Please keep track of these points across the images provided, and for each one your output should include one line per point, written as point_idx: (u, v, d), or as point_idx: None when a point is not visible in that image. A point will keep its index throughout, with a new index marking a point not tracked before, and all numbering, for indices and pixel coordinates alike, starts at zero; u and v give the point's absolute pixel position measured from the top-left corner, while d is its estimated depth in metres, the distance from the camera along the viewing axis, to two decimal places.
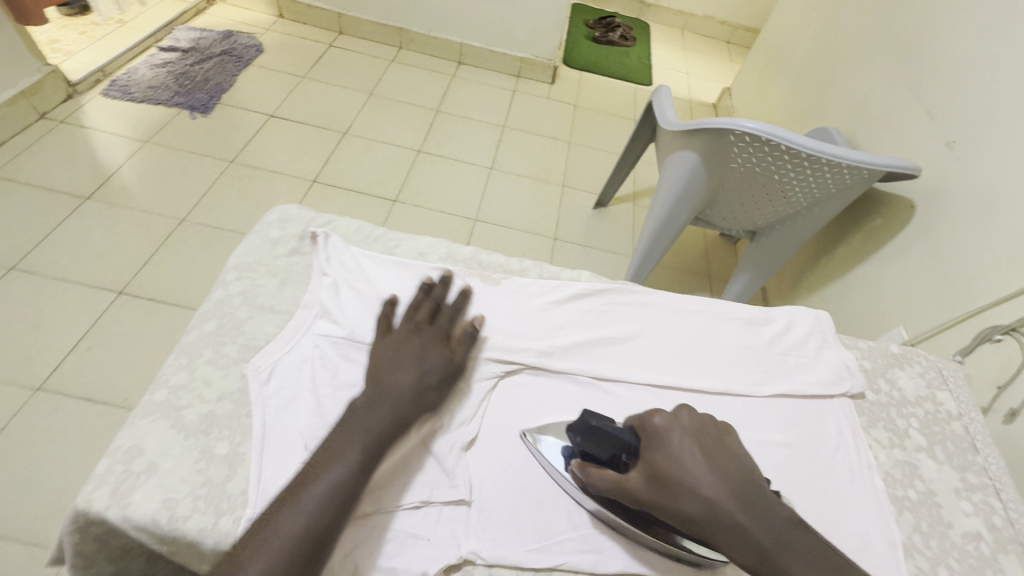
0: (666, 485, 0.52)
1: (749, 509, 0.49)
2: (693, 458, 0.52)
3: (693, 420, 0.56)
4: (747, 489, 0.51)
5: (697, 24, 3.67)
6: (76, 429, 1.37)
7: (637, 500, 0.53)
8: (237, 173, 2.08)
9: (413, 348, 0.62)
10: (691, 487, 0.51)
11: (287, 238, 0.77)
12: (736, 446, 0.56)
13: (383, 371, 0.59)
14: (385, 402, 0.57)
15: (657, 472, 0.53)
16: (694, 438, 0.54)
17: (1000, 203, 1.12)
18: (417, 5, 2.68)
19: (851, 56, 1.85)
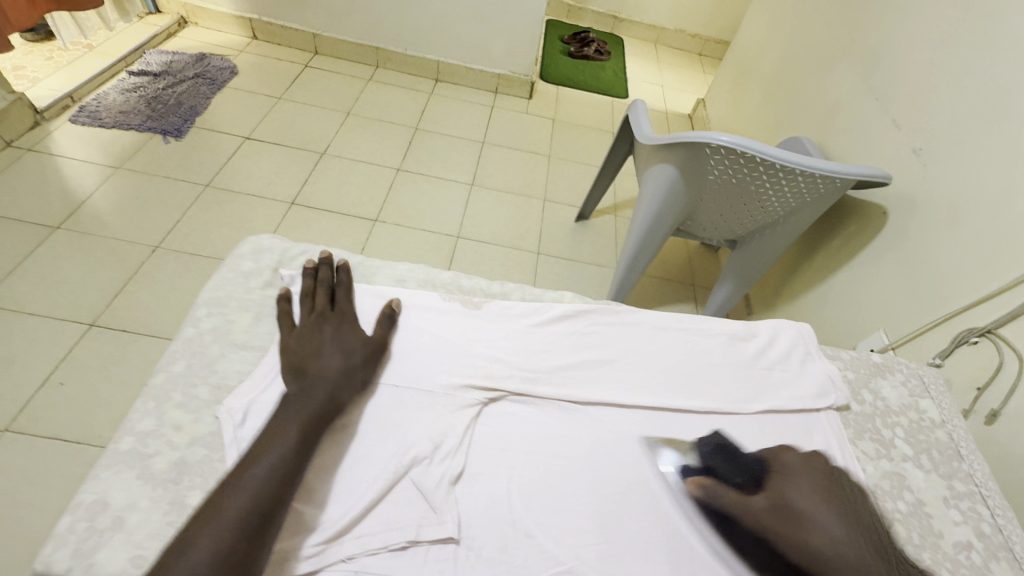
0: (793, 513, 0.58)
1: (874, 558, 0.55)
2: (820, 497, 0.60)
3: (826, 468, 0.66)
4: (866, 531, 0.58)
5: (670, 38, 3.75)
6: (48, 469, 1.30)
7: (762, 523, 0.58)
8: (214, 197, 2.04)
9: (328, 337, 0.64)
10: (818, 522, 0.57)
11: (260, 269, 0.75)
12: (857, 495, 0.64)
13: (302, 360, 0.61)
14: (312, 387, 0.58)
15: (788, 501, 0.59)
16: (824, 481, 0.63)
17: (968, 209, 1.15)
18: (393, 24, 2.69)
19: (819, 68, 1.90)
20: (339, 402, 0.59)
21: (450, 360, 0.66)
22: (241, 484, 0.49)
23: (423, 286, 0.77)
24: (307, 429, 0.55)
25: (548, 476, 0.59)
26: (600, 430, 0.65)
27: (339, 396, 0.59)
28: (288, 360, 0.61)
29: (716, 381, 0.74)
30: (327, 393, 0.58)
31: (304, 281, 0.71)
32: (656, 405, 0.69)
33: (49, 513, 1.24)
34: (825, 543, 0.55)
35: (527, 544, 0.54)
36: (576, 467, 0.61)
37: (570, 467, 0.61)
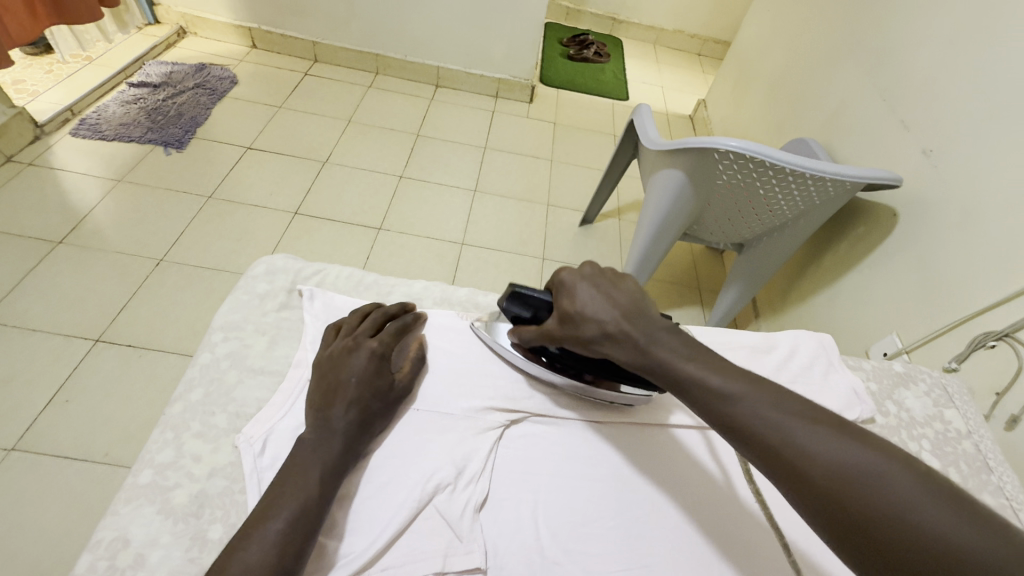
0: (570, 321, 0.61)
1: (644, 345, 0.56)
2: (592, 305, 0.59)
3: (593, 269, 0.63)
4: (634, 312, 0.58)
5: (669, 39, 3.74)
6: (54, 487, 1.29)
7: (557, 339, 0.63)
8: (216, 209, 2.03)
9: (368, 346, 0.61)
10: (591, 317, 0.59)
11: (275, 291, 0.74)
12: (628, 286, 0.61)
13: (340, 368, 0.59)
14: (344, 398, 0.56)
15: (565, 312, 0.62)
16: (591, 281, 0.62)
17: (982, 210, 1.14)
18: (392, 31, 2.68)
19: (822, 68, 1.89)
20: (368, 422, 0.57)
21: (471, 382, 0.65)
22: (272, 518, 0.47)
23: (440, 304, 0.76)
24: (342, 452, 0.53)
25: (573, 501, 0.58)
26: (624, 450, 0.64)
27: (369, 416, 0.57)
28: (324, 371, 0.59)
29: None
30: (357, 409, 0.56)
31: (343, 307, 0.70)
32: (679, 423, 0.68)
33: (58, 533, 1.23)
34: (605, 340, 0.58)
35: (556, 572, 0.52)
36: (602, 490, 0.59)
37: (596, 489, 0.59)
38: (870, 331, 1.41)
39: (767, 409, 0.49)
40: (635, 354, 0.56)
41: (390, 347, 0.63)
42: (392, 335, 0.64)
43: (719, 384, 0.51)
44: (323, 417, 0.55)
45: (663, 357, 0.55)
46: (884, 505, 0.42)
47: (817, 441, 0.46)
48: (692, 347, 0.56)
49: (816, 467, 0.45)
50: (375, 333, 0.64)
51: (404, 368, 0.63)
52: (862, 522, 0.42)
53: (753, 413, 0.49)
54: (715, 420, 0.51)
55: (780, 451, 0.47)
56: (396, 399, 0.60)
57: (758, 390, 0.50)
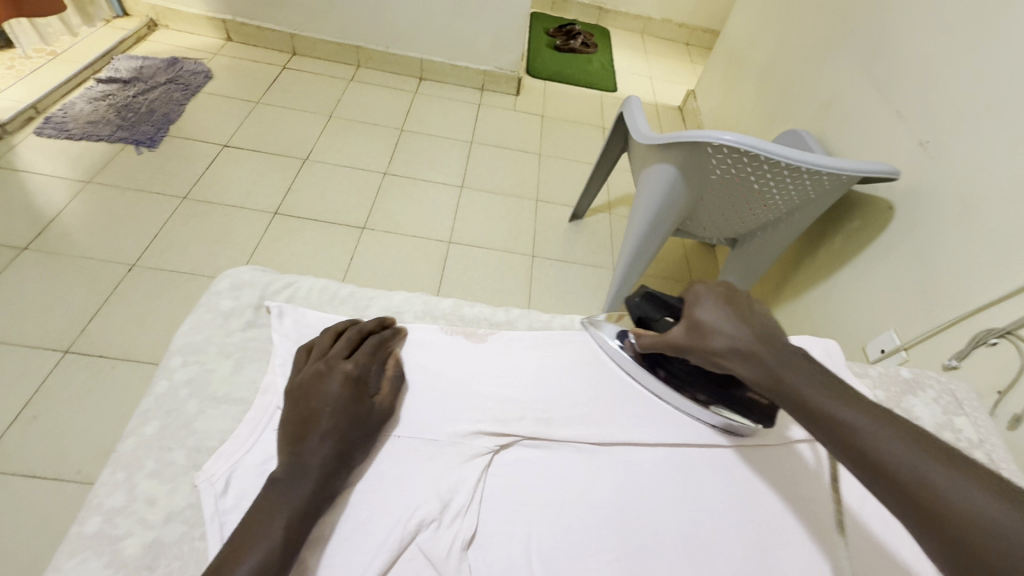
0: (697, 333, 0.61)
1: (773, 365, 0.56)
2: (723, 319, 0.60)
3: (731, 290, 0.64)
4: (765, 334, 0.58)
5: (656, 28, 3.69)
6: (23, 509, 1.22)
7: (679, 350, 0.63)
8: (191, 210, 1.95)
9: (341, 369, 0.56)
10: (719, 331, 0.60)
11: (241, 308, 0.69)
12: (763, 313, 0.62)
13: (312, 395, 0.53)
14: (320, 430, 0.51)
15: (692, 324, 0.62)
16: (721, 296, 0.62)
17: (980, 205, 1.11)
18: (373, 21, 2.59)
19: (814, 58, 1.85)
20: (349, 455, 0.52)
21: (456, 403, 0.60)
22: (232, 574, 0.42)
23: (422, 317, 0.71)
24: (318, 490, 0.48)
25: (569, 534, 0.53)
26: (623, 473, 0.59)
27: (350, 448, 0.52)
28: (297, 399, 0.54)
29: None
30: (335, 441, 0.51)
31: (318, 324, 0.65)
32: (682, 441, 0.63)
33: (26, 557, 1.16)
34: (732, 355, 0.58)
35: None
36: (599, 520, 0.55)
37: (593, 519, 0.55)
38: (866, 327, 1.38)
39: (892, 440, 0.48)
40: (762, 372, 0.56)
41: (367, 368, 0.58)
42: (366, 355, 0.59)
43: (847, 417, 0.51)
44: (297, 453, 0.50)
45: (792, 381, 0.55)
46: (1023, 556, 0.40)
47: (955, 486, 0.44)
48: (824, 377, 0.55)
49: (956, 510, 0.43)
50: (351, 353, 0.59)
51: (382, 390, 0.58)
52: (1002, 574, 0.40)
53: (883, 448, 0.48)
54: (840, 450, 0.50)
55: (910, 485, 0.46)
56: (379, 427, 0.55)
57: (895, 426, 0.50)
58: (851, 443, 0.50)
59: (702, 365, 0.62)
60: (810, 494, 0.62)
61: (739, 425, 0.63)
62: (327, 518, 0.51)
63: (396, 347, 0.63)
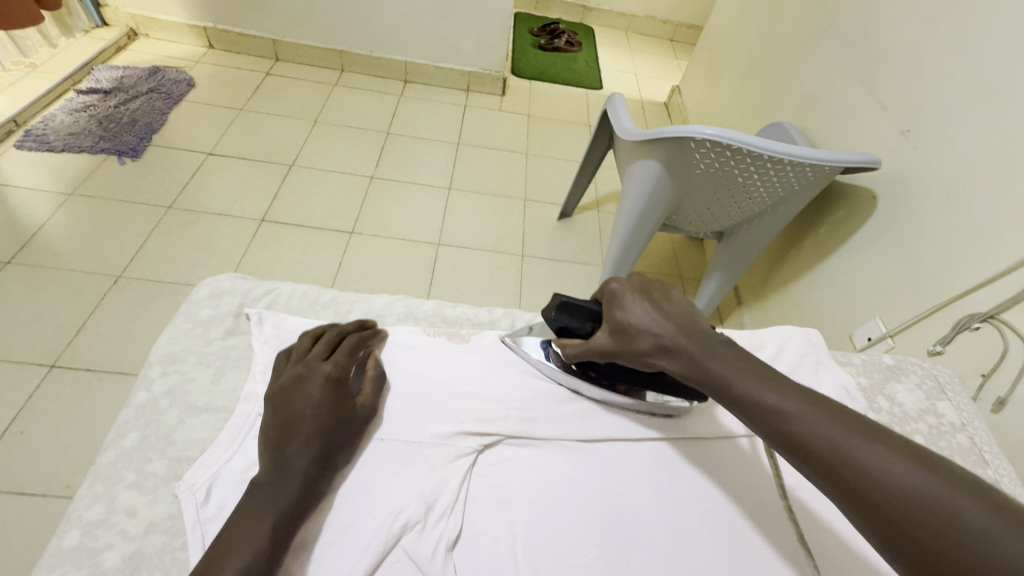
0: (625, 336, 0.59)
1: (702, 359, 0.55)
2: (645, 317, 0.58)
3: (644, 281, 0.62)
4: (687, 327, 0.57)
5: (640, 25, 3.70)
6: (11, 526, 1.21)
7: (609, 355, 0.61)
8: (177, 219, 1.93)
9: (321, 372, 0.56)
10: (644, 331, 0.58)
11: (221, 316, 0.69)
12: (678, 300, 0.61)
13: (293, 399, 0.54)
14: (304, 432, 0.51)
15: (616, 327, 0.60)
16: (639, 293, 0.60)
17: (962, 191, 1.12)
18: (356, 25, 2.58)
19: (797, 51, 1.86)
20: (334, 455, 0.52)
21: (439, 405, 0.60)
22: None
23: (403, 319, 0.70)
24: (304, 492, 0.48)
25: (556, 530, 0.53)
26: (609, 468, 0.59)
27: (334, 449, 0.52)
28: (279, 403, 0.54)
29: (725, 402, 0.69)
30: (320, 442, 0.51)
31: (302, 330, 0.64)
32: (666, 435, 0.64)
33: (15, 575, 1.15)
34: (661, 354, 0.57)
35: None
36: (585, 515, 0.55)
37: (579, 515, 0.55)
38: (853, 315, 1.39)
39: (820, 422, 0.49)
40: (691, 367, 0.55)
41: (346, 370, 0.58)
42: (346, 357, 0.59)
43: (775, 403, 0.51)
44: (280, 457, 0.50)
45: (721, 373, 0.54)
46: (943, 520, 0.42)
47: (881, 463, 0.46)
48: (749, 362, 0.55)
49: (883, 483, 0.45)
50: (330, 356, 0.59)
51: (364, 391, 0.58)
52: (925, 542, 0.42)
53: (808, 430, 0.49)
54: (772, 436, 0.51)
55: (839, 466, 0.47)
56: (362, 427, 0.55)
57: (822, 407, 0.50)
58: (780, 428, 0.51)
59: (635, 367, 0.60)
60: (749, 475, 0.63)
61: (678, 408, 0.63)
62: (313, 522, 0.50)
63: (375, 349, 0.63)
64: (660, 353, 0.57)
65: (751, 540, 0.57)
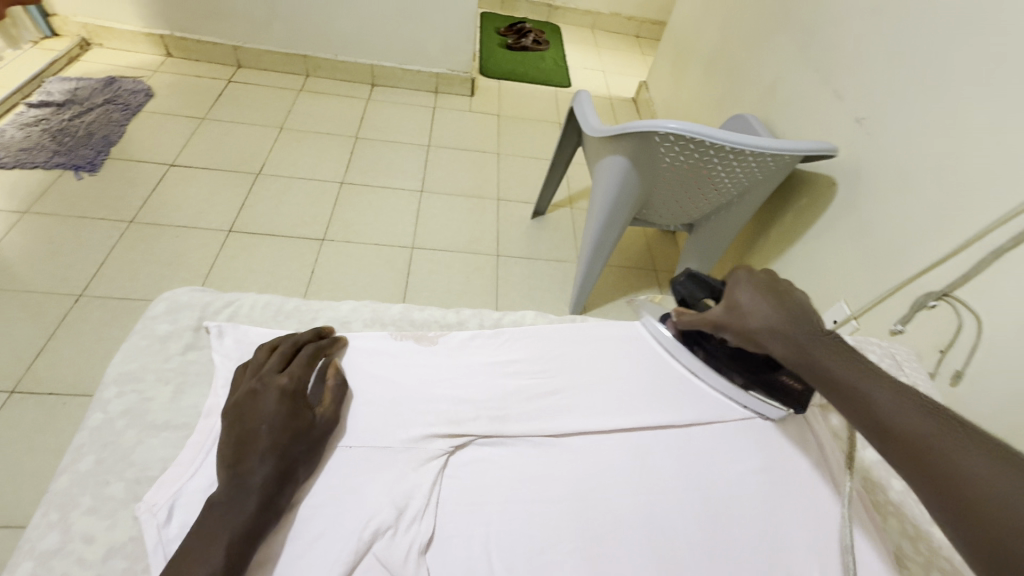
0: (735, 311, 0.65)
1: (804, 345, 0.58)
2: (758, 301, 0.63)
3: (775, 276, 0.66)
4: (795, 315, 0.61)
5: (606, 22, 3.74)
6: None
7: (717, 327, 0.67)
8: (140, 233, 1.88)
9: (276, 385, 0.54)
10: (754, 312, 0.63)
11: (179, 331, 0.67)
12: (801, 299, 0.63)
13: (246, 413, 0.52)
14: (258, 446, 0.50)
15: (729, 302, 0.66)
16: (757, 279, 0.66)
17: (914, 175, 1.16)
18: (319, 29, 2.55)
19: (755, 43, 1.91)
20: (291, 468, 0.51)
21: (408, 410, 0.59)
22: None
23: (370, 325, 0.70)
24: (261, 506, 0.47)
25: (529, 528, 0.53)
26: (581, 463, 0.59)
27: (290, 462, 0.51)
28: (231, 418, 0.53)
29: (693, 390, 0.69)
30: (275, 456, 0.50)
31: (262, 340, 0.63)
32: (640, 425, 0.64)
33: None
34: (761, 331, 0.62)
35: None
36: (558, 511, 0.55)
37: (551, 512, 0.55)
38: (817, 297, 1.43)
39: (909, 412, 0.48)
40: (793, 349, 0.58)
41: (304, 380, 0.57)
42: (302, 366, 0.58)
43: (868, 392, 0.51)
44: (234, 473, 0.49)
45: (819, 359, 0.56)
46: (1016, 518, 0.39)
47: (962, 454, 0.44)
48: (850, 356, 0.56)
49: (962, 474, 0.43)
50: (285, 367, 0.57)
51: (322, 401, 0.57)
52: (992, 531, 0.40)
53: (897, 417, 0.49)
54: (859, 420, 0.51)
55: (915, 451, 0.46)
56: (320, 438, 0.54)
57: (917, 400, 0.49)
58: (871, 416, 0.50)
59: (737, 343, 0.66)
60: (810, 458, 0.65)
61: (768, 406, 0.66)
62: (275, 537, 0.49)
63: (334, 357, 0.62)
64: (762, 328, 0.62)
65: (727, 530, 0.57)
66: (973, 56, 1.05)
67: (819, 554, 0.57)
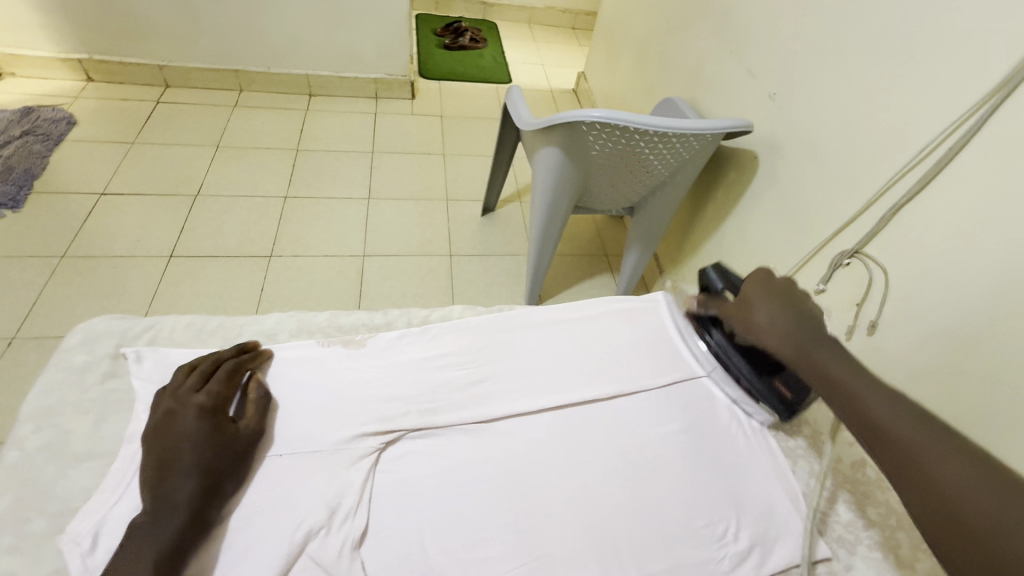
0: (746, 308, 0.71)
1: (807, 350, 0.64)
2: (768, 306, 0.69)
3: (791, 288, 0.71)
4: (800, 316, 0.67)
5: (542, 16, 3.78)
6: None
7: (730, 322, 0.73)
8: (74, 267, 1.81)
9: (194, 404, 0.55)
10: (764, 314, 0.69)
11: (98, 360, 0.67)
12: (811, 310, 0.68)
13: (165, 434, 0.53)
14: (181, 464, 0.51)
15: (743, 299, 0.72)
16: (767, 280, 0.71)
17: (821, 144, 1.24)
18: (248, 42, 2.49)
19: (678, 28, 1.98)
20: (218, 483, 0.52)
21: (337, 413, 0.60)
22: None
23: (297, 334, 0.70)
24: (191, 520, 0.49)
25: (460, 510, 0.55)
26: (510, 443, 0.61)
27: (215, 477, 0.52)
28: (151, 440, 0.53)
29: (619, 363, 0.72)
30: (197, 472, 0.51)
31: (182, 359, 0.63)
32: (567, 402, 0.66)
33: None
34: (767, 328, 0.68)
35: None
36: (489, 491, 0.57)
37: (482, 491, 0.57)
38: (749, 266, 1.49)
39: (898, 421, 0.55)
40: (794, 350, 0.65)
41: (227, 398, 0.58)
42: (220, 384, 0.59)
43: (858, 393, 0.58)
44: (160, 492, 0.50)
45: (819, 363, 0.62)
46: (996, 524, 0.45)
47: (947, 464, 0.50)
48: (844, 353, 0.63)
49: (938, 472, 0.51)
50: (204, 385, 0.58)
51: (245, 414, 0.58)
52: (976, 535, 0.46)
53: (881, 417, 0.56)
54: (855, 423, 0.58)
55: (895, 450, 0.54)
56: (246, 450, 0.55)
57: (909, 410, 0.56)
58: (860, 413, 0.58)
59: (747, 338, 0.72)
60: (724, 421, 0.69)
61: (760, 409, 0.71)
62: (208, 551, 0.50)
63: (256, 371, 0.63)
64: (767, 327, 0.68)
65: (654, 492, 0.60)
66: (860, 28, 1.13)
67: (737, 500, 0.61)
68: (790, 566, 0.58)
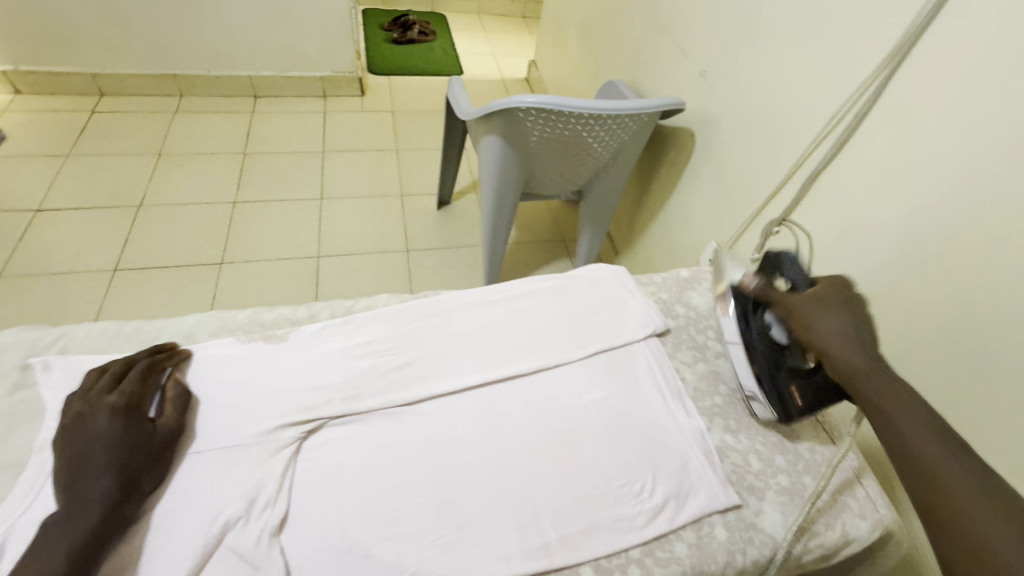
0: (812, 303, 0.62)
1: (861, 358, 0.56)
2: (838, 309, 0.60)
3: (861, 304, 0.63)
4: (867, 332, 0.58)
5: (491, 7, 3.76)
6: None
7: (783, 309, 0.65)
8: (12, 288, 1.75)
9: (105, 404, 0.55)
10: (827, 315, 0.60)
11: (5, 373, 0.63)
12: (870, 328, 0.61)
13: (77, 434, 0.53)
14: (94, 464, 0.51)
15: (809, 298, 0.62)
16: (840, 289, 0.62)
17: (749, 117, 1.28)
18: (186, 46, 2.42)
19: (616, 11, 2.00)
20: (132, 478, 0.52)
21: (254, 407, 0.61)
22: None
23: (216, 334, 0.69)
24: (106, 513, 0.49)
25: (382, 491, 0.57)
26: (433, 423, 0.63)
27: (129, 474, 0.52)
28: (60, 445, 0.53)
29: (544, 339, 0.74)
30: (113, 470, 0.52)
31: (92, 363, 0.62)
32: (491, 380, 0.68)
33: None
34: (836, 341, 0.57)
35: (364, 567, 0.52)
36: (411, 470, 0.59)
37: (404, 471, 0.59)
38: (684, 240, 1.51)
39: (937, 444, 0.47)
40: (847, 355, 0.56)
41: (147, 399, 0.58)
42: (134, 383, 0.58)
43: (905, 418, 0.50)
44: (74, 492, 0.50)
45: (865, 371, 0.55)
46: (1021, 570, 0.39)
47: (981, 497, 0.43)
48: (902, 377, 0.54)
49: (971, 506, 0.43)
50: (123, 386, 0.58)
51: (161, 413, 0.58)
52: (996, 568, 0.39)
53: (920, 441, 0.48)
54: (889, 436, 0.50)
55: (926, 472, 0.46)
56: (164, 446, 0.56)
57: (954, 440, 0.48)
58: (896, 428, 0.50)
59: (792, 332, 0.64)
60: (645, 386, 0.71)
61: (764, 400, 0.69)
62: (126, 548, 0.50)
63: (177, 370, 0.62)
64: (825, 334, 0.59)
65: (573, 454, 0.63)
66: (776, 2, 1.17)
67: (654, 459, 0.64)
68: (707, 513, 0.61)
